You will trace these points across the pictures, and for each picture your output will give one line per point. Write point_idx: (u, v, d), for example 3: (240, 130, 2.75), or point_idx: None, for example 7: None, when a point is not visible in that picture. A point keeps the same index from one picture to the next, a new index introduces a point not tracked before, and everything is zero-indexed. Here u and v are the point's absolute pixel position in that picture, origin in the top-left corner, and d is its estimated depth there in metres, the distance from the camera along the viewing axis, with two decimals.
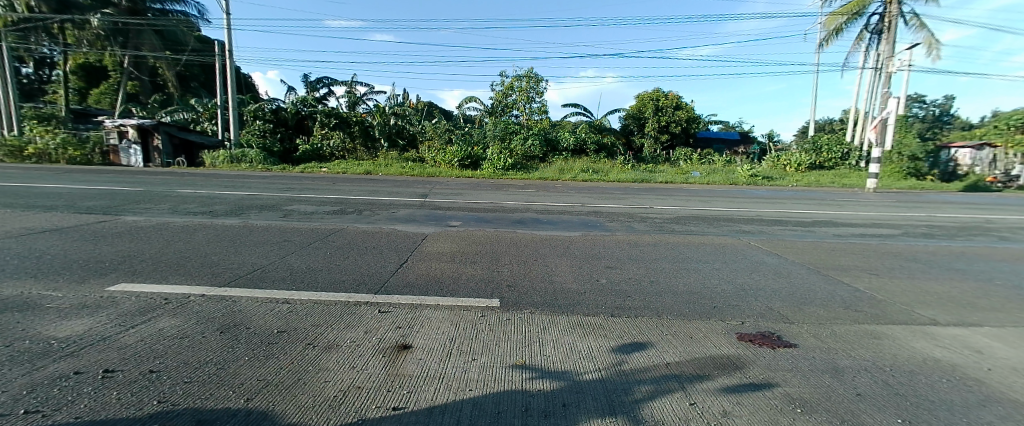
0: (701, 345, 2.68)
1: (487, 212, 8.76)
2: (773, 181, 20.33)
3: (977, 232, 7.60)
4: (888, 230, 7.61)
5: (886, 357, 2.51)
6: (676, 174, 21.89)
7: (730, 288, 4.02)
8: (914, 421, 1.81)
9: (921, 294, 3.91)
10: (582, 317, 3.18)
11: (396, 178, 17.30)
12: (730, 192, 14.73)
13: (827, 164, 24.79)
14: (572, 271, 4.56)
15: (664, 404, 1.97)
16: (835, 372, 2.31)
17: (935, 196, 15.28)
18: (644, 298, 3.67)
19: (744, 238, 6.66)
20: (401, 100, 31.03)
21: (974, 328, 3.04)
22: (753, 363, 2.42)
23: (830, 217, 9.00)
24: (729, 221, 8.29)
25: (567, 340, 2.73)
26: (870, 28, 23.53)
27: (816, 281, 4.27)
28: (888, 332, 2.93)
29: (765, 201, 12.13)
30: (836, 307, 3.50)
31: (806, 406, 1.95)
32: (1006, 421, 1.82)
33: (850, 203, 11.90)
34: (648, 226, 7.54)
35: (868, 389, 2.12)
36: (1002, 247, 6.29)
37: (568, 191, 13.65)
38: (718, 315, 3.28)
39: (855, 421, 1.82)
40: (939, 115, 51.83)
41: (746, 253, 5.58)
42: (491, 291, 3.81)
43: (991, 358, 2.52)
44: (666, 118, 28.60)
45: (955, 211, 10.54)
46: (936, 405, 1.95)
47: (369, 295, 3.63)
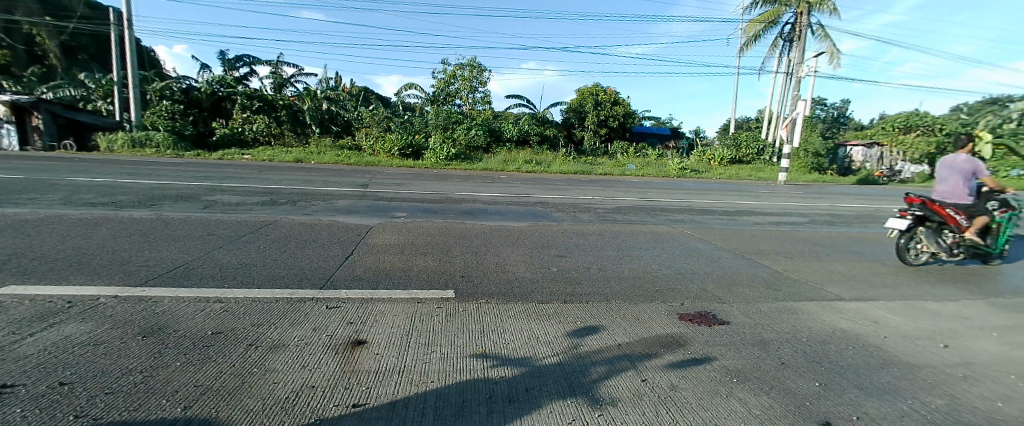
0: (649, 325, 2.86)
1: (434, 203, 8.58)
2: (699, 174, 22.05)
3: (869, 220, 8.84)
4: (798, 218, 8.60)
5: (802, 330, 2.87)
6: (614, 166, 23.00)
7: (670, 272, 4.34)
8: (829, 384, 2.12)
9: (827, 274, 4.49)
10: (538, 305, 3.25)
11: (332, 167, 16.39)
12: (666, 184, 15.72)
13: (746, 159, 27.26)
14: (523, 260, 4.64)
15: (618, 382, 2.11)
16: (760, 344, 2.59)
17: (833, 189, 17.44)
18: (593, 284, 3.85)
19: (680, 226, 7.18)
20: (335, 84, 29.28)
21: (870, 302, 3.58)
22: (694, 339, 2.63)
23: (748, 208, 9.96)
24: (666, 210, 8.90)
25: (523, 326, 2.79)
26: (784, 36, 26.09)
27: (742, 265, 4.74)
28: (803, 307, 3.35)
29: (691, 192, 13.14)
30: (760, 286, 3.94)
31: (740, 376, 2.19)
32: (900, 380, 2.19)
33: (762, 195, 13.27)
34: (592, 216, 7.87)
35: (790, 358, 2.41)
36: (888, 232, 7.40)
37: (514, 182, 13.76)
38: (661, 297, 3.55)
39: (781, 387, 2.09)
40: (836, 117, 59.20)
41: (681, 240, 6.04)
42: (445, 283, 3.76)
43: (884, 327, 2.99)
44: (604, 113, 29.62)
45: (851, 202, 12.12)
46: (844, 369, 2.29)
47: (314, 291, 3.43)
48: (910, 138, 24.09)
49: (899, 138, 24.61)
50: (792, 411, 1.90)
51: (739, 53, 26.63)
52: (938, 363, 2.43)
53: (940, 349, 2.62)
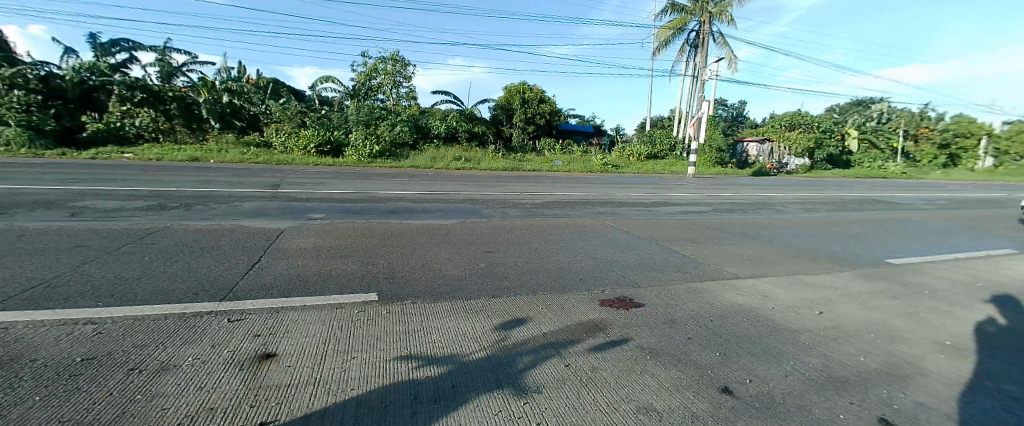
0: (573, 313, 2.99)
1: (355, 204, 8.18)
2: (619, 169, 23.60)
3: (761, 206, 10.10)
4: (705, 207, 9.55)
5: (707, 307, 3.19)
6: (541, 162, 23.69)
7: (592, 262, 4.60)
8: (727, 353, 2.39)
9: (727, 255, 5.05)
10: (464, 302, 3.24)
11: (241, 167, 14.90)
12: (591, 179, 16.57)
13: (660, 155, 29.44)
14: (451, 258, 4.62)
15: (544, 369, 2.18)
16: (671, 322, 2.82)
17: (733, 180, 19.58)
18: (520, 277, 3.96)
19: (603, 218, 7.61)
20: (238, 75, 26.86)
21: (760, 278, 4.09)
22: (614, 323, 2.80)
23: (662, 199, 10.81)
24: (590, 204, 9.37)
25: (451, 324, 2.77)
26: (690, 43, 28.72)
27: (656, 251, 5.15)
28: (707, 287, 3.74)
29: (612, 186, 13.94)
30: (671, 270, 4.31)
31: (654, 353, 2.38)
32: (785, 344, 2.54)
33: (673, 187, 14.51)
34: (520, 211, 8.05)
35: (696, 332, 2.66)
36: (776, 217, 8.50)
37: (444, 180, 13.59)
38: (584, 286, 3.74)
39: (688, 360, 2.31)
40: (735, 117, 66.54)
41: (603, 231, 6.40)
42: (366, 286, 3.60)
43: (772, 299, 3.44)
44: (532, 110, 30.25)
45: (746, 191, 13.74)
46: (739, 338, 2.59)
47: (213, 303, 3.10)
48: (793, 135, 27.91)
49: (785, 135, 28.34)
50: (698, 381, 2.12)
51: (653, 56, 28.73)
52: (813, 327, 2.85)
53: (815, 315, 3.07)
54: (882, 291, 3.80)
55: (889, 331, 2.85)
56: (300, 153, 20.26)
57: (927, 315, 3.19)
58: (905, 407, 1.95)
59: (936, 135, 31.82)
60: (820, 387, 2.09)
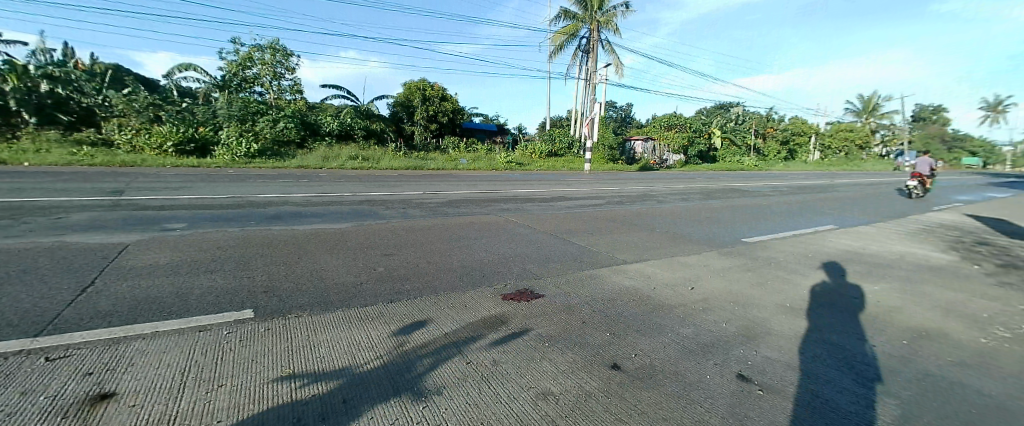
0: (475, 310, 3.00)
1: (229, 209, 7.20)
2: (523, 166, 24.59)
3: (647, 198, 11.32)
4: (599, 200, 10.39)
5: (599, 291, 3.46)
6: (446, 161, 23.58)
7: (493, 257, 4.73)
8: (615, 332, 2.62)
9: (618, 244, 5.55)
10: (358, 310, 3.07)
11: (70, 171, 12.15)
12: (496, 177, 16.97)
13: (559, 153, 31.10)
14: (344, 264, 4.31)
15: (444, 370, 2.16)
16: (568, 310, 2.99)
17: (624, 175, 21.62)
18: (420, 278, 3.88)
19: (505, 215, 7.77)
20: (60, 61, 22.23)
21: (645, 262, 4.56)
22: (515, 315, 2.88)
23: (561, 195, 11.42)
24: (494, 201, 9.55)
25: (344, 334, 2.59)
26: (581, 48, 30.92)
27: (555, 244, 5.43)
28: (600, 273, 4.06)
29: (515, 183, 14.37)
30: (570, 261, 4.56)
31: (552, 340, 2.50)
32: (664, 318, 2.87)
33: (570, 183, 15.49)
34: (421, 211, 7.84)
35: (590, 316, 2.87)
36: (658, 207, 9.60)
37: (341, 181, 12.72)
38: (485, 281, 3.80)
39: (582, 342, 2.48)
40: (624, 118, 73.45)
41: (506, 227, 6.55)
42: (242, 304, 3.19)
43: (653, 279, 3.87)
44: (433, 108, 30.09)
45: (632, 185, 15.28)
46: (625, 317, 2.86)
47: (21, 339, 2.44)
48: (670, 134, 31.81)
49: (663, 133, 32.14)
50: (592, 362, 2.28)
51: (549, 59, 30.26)
52: (687, 301, 3.27)
53: (687, 291, 3.53)
54: (739, 265, 4.51)
55: (743, 298, 3.39)
56: (152, 152, 17.30)
57: (769, 282, 3.87)
58: (754, 361, 2.34)
59: (775, 134, 39.56)
60: (691, 353, 2.40)
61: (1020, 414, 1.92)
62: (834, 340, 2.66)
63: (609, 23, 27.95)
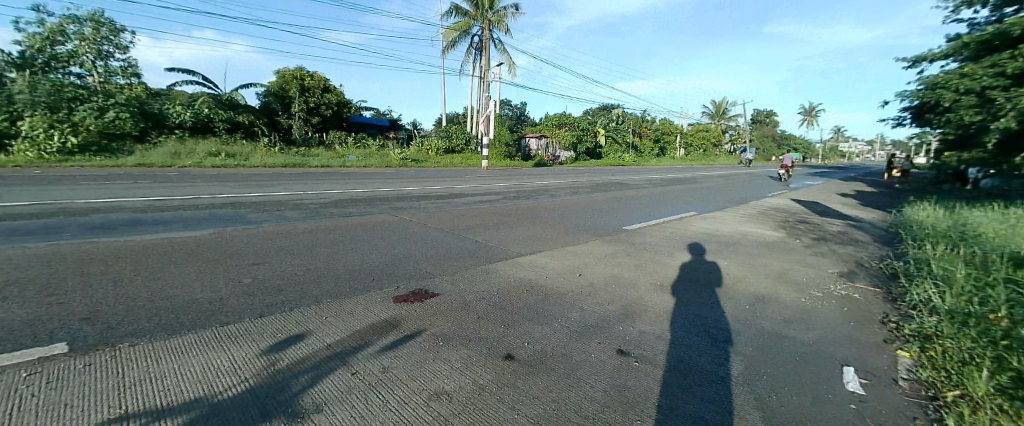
0: (363, 313, 2.79)
1: (24, 215, 5.53)
2: (418, 163, 24.29)
3: (542, 193, 11.86)
4: (497, 196, 10.55)
5: (494, 285, 3.50)
6: (332, 157, 22.03)
7: (388, 259, 4.10)
8: (509, 324, 2.69)
9: (516, 238, 5.62)
10: (211, 330, 2.47)
11: None
12: (389, 174, 16.29)
13: (457, 149, 30.35)
14: (197, 279, 3.30)
15: (325, 385, 1.99)
16: (464, 306, 2.98)
17: (521, 172, 22.46)
18: (298, 289, 3.16)
19: (401, 214, 6.95)
20: None
21: (539, 253, 4.74)
22: (408, 316, 2.76)
23: (458, 191, 11.30)
24: (386, 198, 8.83)
25: (200, 356, 2.19)
26: (475, 45, 31.25)
27: (452, 241, 5.15)
28: (496, 267, 4.10)
29: (409, 180, 13.92)
30: (465, 257, 4.42)
31: (445, 338, 2.46)
32: (555, 306, 3.03)
33: (466, 179, 15.51)
34: (302, 213, 6.53)
35: (485, 311, 2.89)
36: (553, 201, 10.11)
37: (197, 181, 10.86)
38: (377, 286, 3.31)
39: (476, 338, 2.49)
40: (519, 116, 75.83)
41: (401, 226, 5.89)
42: (32, 330, 2.34)
43: (546, 269, 4.05)
44: (314, 100, 27.77)
45: (526, 181, 15.92)
46: (518, 308, 2.96)
47: None
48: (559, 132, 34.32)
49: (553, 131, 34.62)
50: (485, 356, 2.29)
51: (442, 54, 29.93)
52: (575, 288, 3.49)
53: (576, 278, 3.77)
54: (623, 251, 4.99)
55: (625, 281, 3.74)
56: None
57: (646, 265, 4.33)
58: (633, 337, 2.59)
59: (649, 134, 45.26)
60: (581, 336, 2.56)
61: (818, 357, 2.45)
62: (696, 311, 3.09)
63: (500, 23, 28.68)
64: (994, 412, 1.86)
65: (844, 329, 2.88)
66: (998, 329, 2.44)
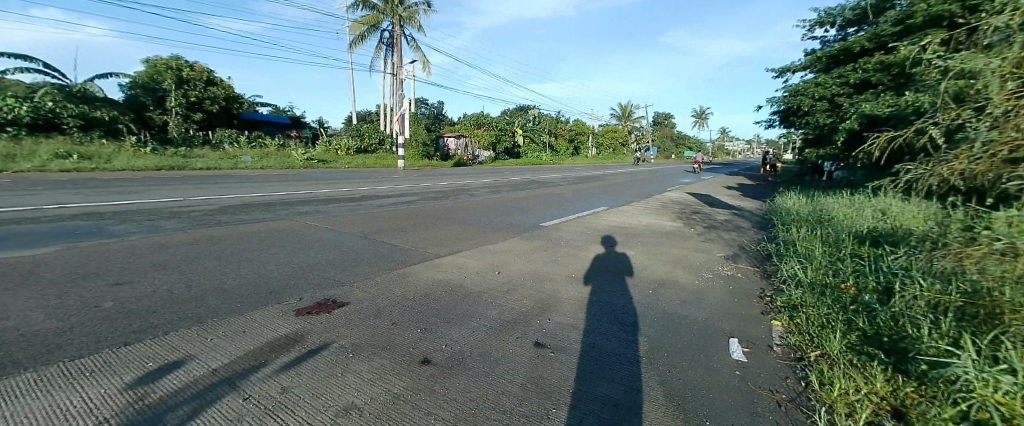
0: (259, 330, 2.47)
1: None
2: (326, 164, 22.79)
3: (461, 192, 11.67)
4: (412, 196, 10.10)
5: (410, 288, 3.36)
6: (221, 159, 19.77)
7: (289, 269, 3.71)
8: (426, 327, 2.60)
9: (433, 237, 5.43)
10: (54, 368, 1.99)
11: None
12: (290, 176, 14.88)
13: (370, 149, 29.71)
14: (32, 308, 2.66)
15: (208, 415, 1.70)
16: (376, 313, 2.80)
17: (442, 171, 22.16)
18: (176, 309, 2.73)
19: (303, 219, 6.24)
20: None
21: (457, 253, 4.63)
22: (313, 329, 2.51)
23: (371, 192, 10.67)
24: (287, 203, 7.74)
25: (32, 400, 1.73)
26: (386, 41, 29.73)
27: (363, 244, 4.79)
28: (412, 269, 3.92)
29: (314, 182, 12.90)
30: (377, 261, 4.12)
31: (356, 349, 2.29)
32: (474, 305, 3.01)
33: (379, 180, 14.74)
34: (181, 222, 5.60)
35: (400, 317, 2.76)
36: (472, 199, 9.99)
37: (23, 188, 8.72)
38: (274, 299, 2.97)
39: (391, 345, 2.35)
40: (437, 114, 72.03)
41: (303, 232, 5.30)
42: None
43: (465, 269, 3.99)
44: (194, 93, 24.34)
45: (444, 180, 15.59)
46: (435, 311, 2.87)
47: None
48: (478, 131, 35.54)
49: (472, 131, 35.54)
50: (399, 363, 2.16)
51: (348, 48, 28.13)
52: (493, 286, 3.49)
53: (495, 276, 3.76)
54: (543, 247, 5.12)
55: (543, 276, 3.83)
56: None
57: (562, 259, 4.49)
58: (551, 329, 2.66)
59: (563, 134, 47.97)
60: (501, 333, 2.55)
61: (710, 333, 2.73)
62: (608, 299, 3.28)
63: (411, 19, 27.86)
64: (844, 365, 2.22)
65: (732, 306, 3.26)
66: (843, 296, 2.94)
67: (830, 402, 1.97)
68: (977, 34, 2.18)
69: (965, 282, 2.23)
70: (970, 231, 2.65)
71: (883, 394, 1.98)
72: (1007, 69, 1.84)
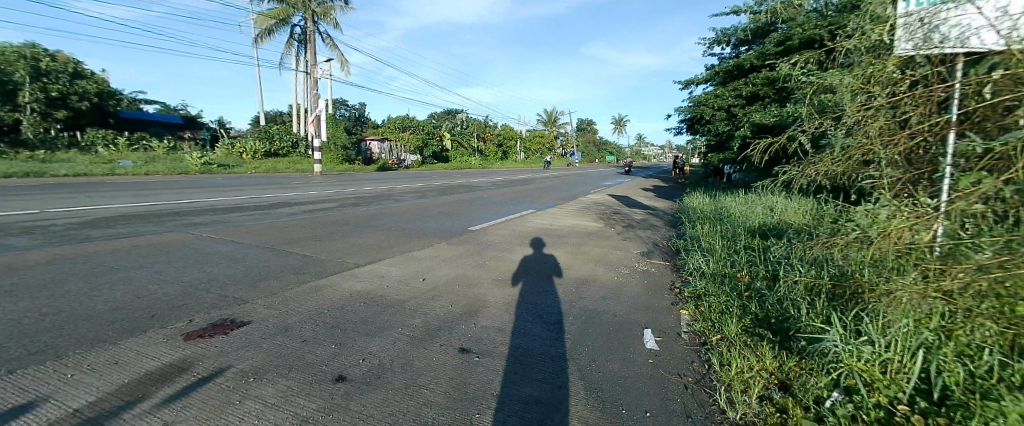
0: (137, 360, 2.13)
1: None
2: (227, 169, 20.82)
3: (384, 198, 11.18)
4: (329, 203, 9.44)
5: (325, 302, 3.13)
6: (93, 164, 17.13)
7: (176, 289, 3.26)
8: (342, 342, 2.44)
9: (352, 246, 5.12)
10: None
11: None
12: (180, 183, 13.13)
13: (281, 152, 27.88)
14: None
15: None
16: (284, 331, 2.56)
17: (364, 177, 21.24)
18: (19, 345, 2.24)
19: (196, 231, 5.56)
20: None
21: (379, 261, 4.42)
22: (207, 354, 2.22)
23: (281, 199, 9.80)
24: (176, 214, 6.82)
25: None
26: (297, 37, 27.64)
27: (270, 257, 4.38)
28: (329, 281, 3.65)
29: (211, 188, 11.56)
30: (287, 275, 3.78)
31: (259, 371, 2.06)
32: (395, 315, 2.89)
33: (290, 186, 13.61)
34: (32, 240, 4.67)
35: (312, 333, 2.55)
36: (396, 205, 9.62)
37: None
38: (154, 324, 2.58)
39: (301, 364, 2.16)
40: (359, 117, 67.26)
41: (194, 246, 4.72)
42: None
43: (387, 278, 3.82)
44: (57, 87, 20.74)
45: (365, 186, 14.82)
46: (352, 324, 2.71)
47: None
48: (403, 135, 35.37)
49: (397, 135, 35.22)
50: (310, 383, 1.98)
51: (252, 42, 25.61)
52: (417, 294, 3.39)
53: (419, 284, 3.65)
54: (470, 251, 5.09)
55: (470, 281, 3.80)
56: None
57: (490, 263, 4.50)
58: (477, 334, 2.64)
59: (491, 139, 48.93)
60: (423, 343, 2.47)
61: (626, 326, 2.90)
62: (534, 300, 3.35)
63: (326, 15, 26.24)
64: (739, 346, 2.48)
65: (647, 299, 3.50)
66: (739, 284, 3.33)
67: (729, 380, 2.17)
68: (834, 55, 2.50)
69: (832, 267, 2.62)
70: (834, 222, 3.15)
71: (773, 370, 2.24)
72: (856, 85, 2.12)
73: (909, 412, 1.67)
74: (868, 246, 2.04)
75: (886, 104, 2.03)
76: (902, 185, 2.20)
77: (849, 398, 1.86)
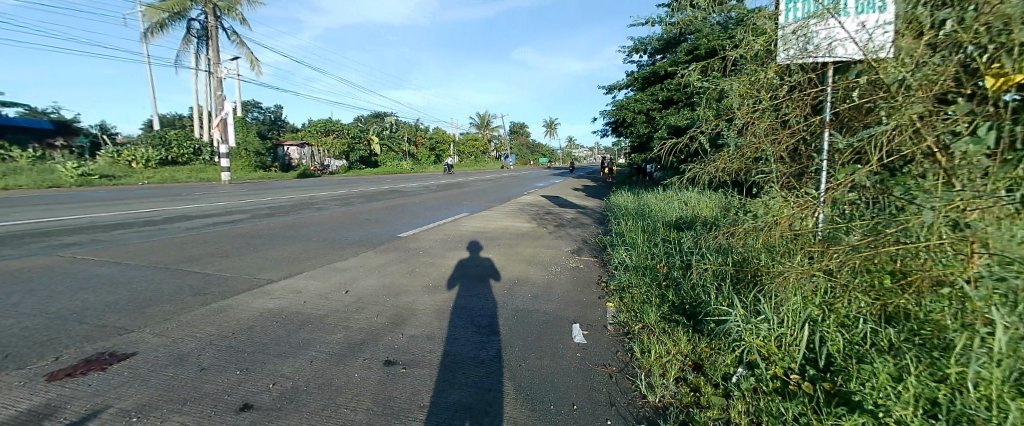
0: None
1: None
2: (113, 180, 18.43)
3: (303, 207, 10.43)
4: (238, 215, 8.60)
5: (231, 324, 2.85)
6: None
7: (36, 323, 2.78)
8: (249, 367, 2.24)
9: (264, 261, 4.73)
10: None
11: None
12: (43, 199, 11.20)
13: (181, 160, 25.34)
14: None
15: None
16: (178, 361, 2.29)
17: (280, 184, 19.82)
18: None
19: (67, 254, 4.79)
20: None
21: (295, 275, 4.14)
22: (80, 394, 1.92)
23: (179, 212, 8.75)
24: (37, 235, 5.81)
25: None
26: (196, 33, 25.21)
27: (163, 279, 3.91)
28: (235, 301, 3.34)
29: (88, 204, 10.04)
30: (183, 298, 3.38)
31: (146, 408, 1.82)
32: (312, 332, 2.72)
33: (188, 198, 12.21)
34: None
35: (212, 360, 2.32)
36: (317, 214, 9.04)
37: None
38: (5, 367, 2.18)
39: (198, 395, 1.95)
40: (274, 121, 62.70)
41: (62, 271, 4.06)
42: None
43: (304, 293, 3.58)
44: None
45: (282, 195, 13.70)
46: (260, 346, 2.50)
47: None
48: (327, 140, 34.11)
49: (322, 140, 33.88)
50: (208, 416, 1.79)
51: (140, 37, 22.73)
52: (337, 307, 3.22)
53: (340, 297, 3.47)
54: (398, 259, 4.94)
55: (397, 290, 3.69)
56: None
57: (419, 269, 4.41)
58: (401, 344, 2.57)
59: (423, 143, 48.35)
60: (343, 358, 2.35)
61: (551, 322, 2.98)
62: (463, 304, 3.33)
63: (230, 9, 24.07)
64: (658, 333, 2.65)
65: (575, 295, 3.62)
66: (658, 274, 3.58)
67: (649, 366, 2.31)
68: (727, 64, 2.77)
69: (735, 254, 2.89)
70: (737, 212, 3.50)
71: (687, 352, 2.42)
72: (744, 89, 2.36)
73: (799, 379, 1.90)
74: (762, 233, 2.26)
75: (770, 107, 2.27)
76: (788, 178, 2.44)
77: (751, 372, 2.06)
